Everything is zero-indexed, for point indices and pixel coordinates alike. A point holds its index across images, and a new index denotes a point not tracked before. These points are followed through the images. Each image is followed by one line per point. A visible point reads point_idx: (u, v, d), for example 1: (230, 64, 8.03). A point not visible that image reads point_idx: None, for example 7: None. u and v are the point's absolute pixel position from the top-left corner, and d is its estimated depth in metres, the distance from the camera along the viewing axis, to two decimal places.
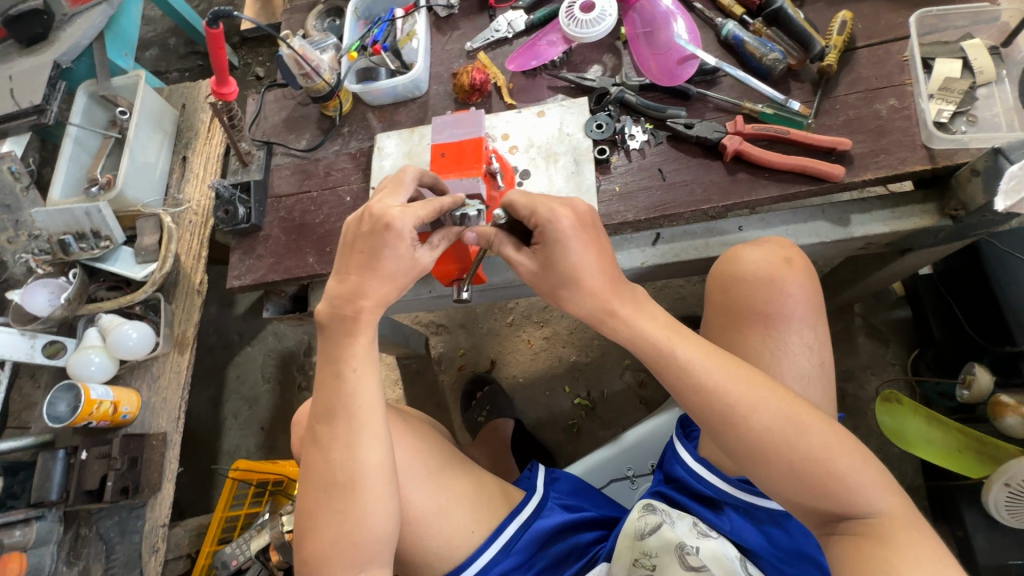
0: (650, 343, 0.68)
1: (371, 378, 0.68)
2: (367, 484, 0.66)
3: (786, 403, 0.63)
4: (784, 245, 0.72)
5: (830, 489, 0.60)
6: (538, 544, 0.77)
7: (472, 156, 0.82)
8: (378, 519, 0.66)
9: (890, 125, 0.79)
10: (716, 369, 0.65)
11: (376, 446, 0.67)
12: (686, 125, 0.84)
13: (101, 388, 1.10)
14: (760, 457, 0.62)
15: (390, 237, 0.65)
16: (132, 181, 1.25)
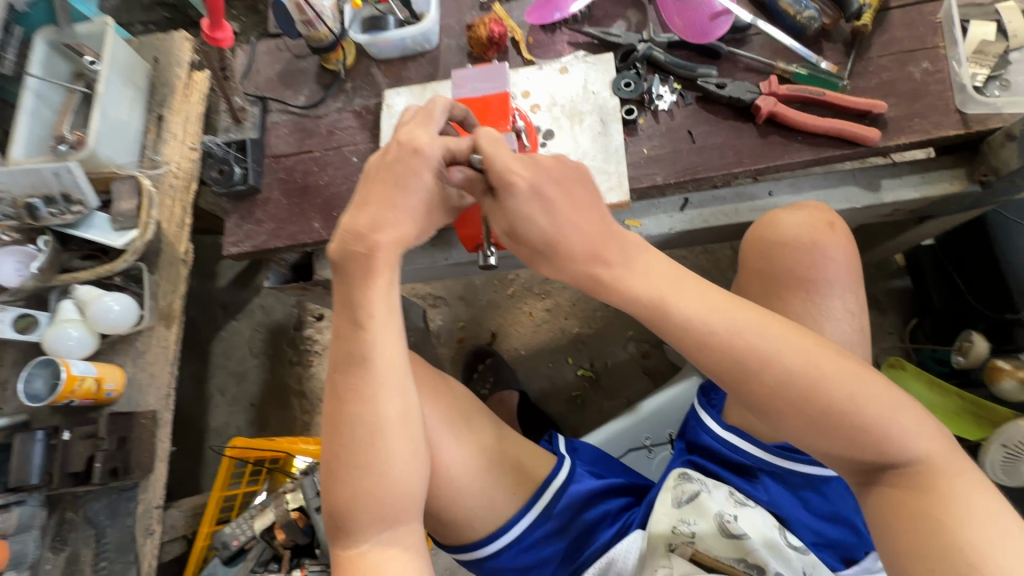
0: (646, 299, 0.62)
1: (392, 326, 0.64)
2: (394, 439, 0.62)
3: (808, 345, 0.59)
4: (824, 210, 0.71)
5: (862, 438, 0.57)
6: (573, 511, 0.75)
7: (499, 113, 0.82)
8: (398, 471, 0.62)
9: (924, 89, 0.77)
10: (725, 319, 0.60)
11: (396, 400, 0.62)
12: (717, 85, 0.81)
13: (82, 363, 1.02)
14: (781, 410, 0.58)
15: (415, 162, 0.63)
16: (105, 139, 1.14)
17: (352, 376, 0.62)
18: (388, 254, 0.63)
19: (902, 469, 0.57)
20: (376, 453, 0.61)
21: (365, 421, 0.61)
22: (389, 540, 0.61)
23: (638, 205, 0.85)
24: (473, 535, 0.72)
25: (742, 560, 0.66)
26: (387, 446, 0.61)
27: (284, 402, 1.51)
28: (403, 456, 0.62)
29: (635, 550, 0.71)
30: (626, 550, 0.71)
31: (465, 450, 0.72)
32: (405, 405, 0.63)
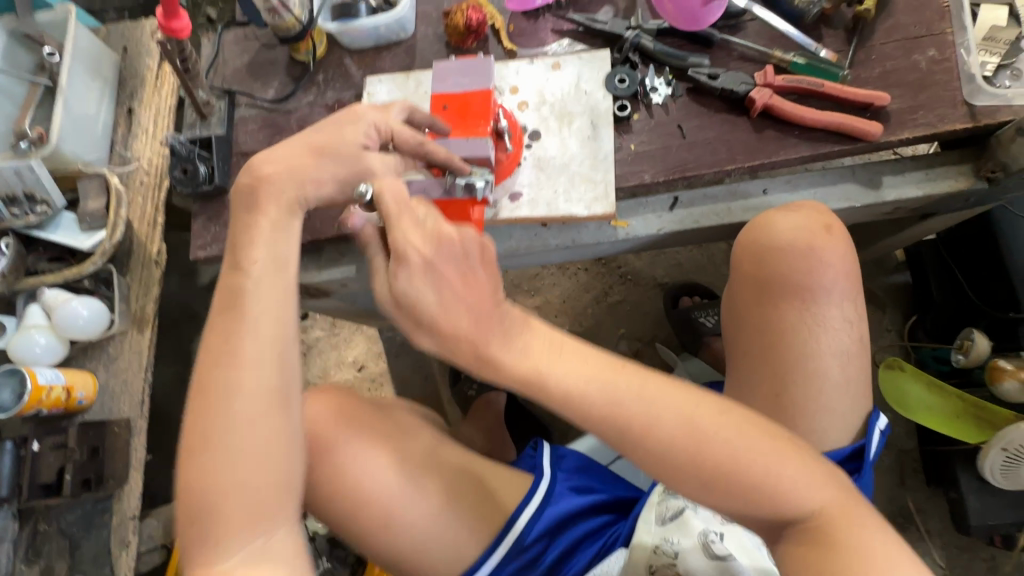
0: (526, 377, 0.56)
1: (261, 344, 0.58)
2: (244, 464, 0.57)
3: (693, 408, 0.56)
4: (822, 211, 0.67)
5: (757, 497, 0.55)
6: (553, 531, 0.72)
7: (479, 112, 0.72)
8: (240, 502, 0.56)
9: (930, 79, 0.72)
10: (606, 394, 0.56)
11: (252, 429, 0.57)
12: (709, 76, 0.76)
13: (49, 372, 0.98)
14: (675, 476, 0.56)
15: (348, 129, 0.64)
16: (70, 135, 1.09)
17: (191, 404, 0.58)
18: (276, 186, 0.61)
19: (803, 517, 0.56)
20: (218, 476, 0.56)
21: (207, 449, 0.56)
22: (259, 552, 0.56)
23: (626, 204, 0.80)
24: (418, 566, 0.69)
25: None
26: (230, 473, 0.56)
27: None
28: (245, 482, 0.56)
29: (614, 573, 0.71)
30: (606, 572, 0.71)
31: (371, 476, 0.67)
32: (269, 430, 0.58)
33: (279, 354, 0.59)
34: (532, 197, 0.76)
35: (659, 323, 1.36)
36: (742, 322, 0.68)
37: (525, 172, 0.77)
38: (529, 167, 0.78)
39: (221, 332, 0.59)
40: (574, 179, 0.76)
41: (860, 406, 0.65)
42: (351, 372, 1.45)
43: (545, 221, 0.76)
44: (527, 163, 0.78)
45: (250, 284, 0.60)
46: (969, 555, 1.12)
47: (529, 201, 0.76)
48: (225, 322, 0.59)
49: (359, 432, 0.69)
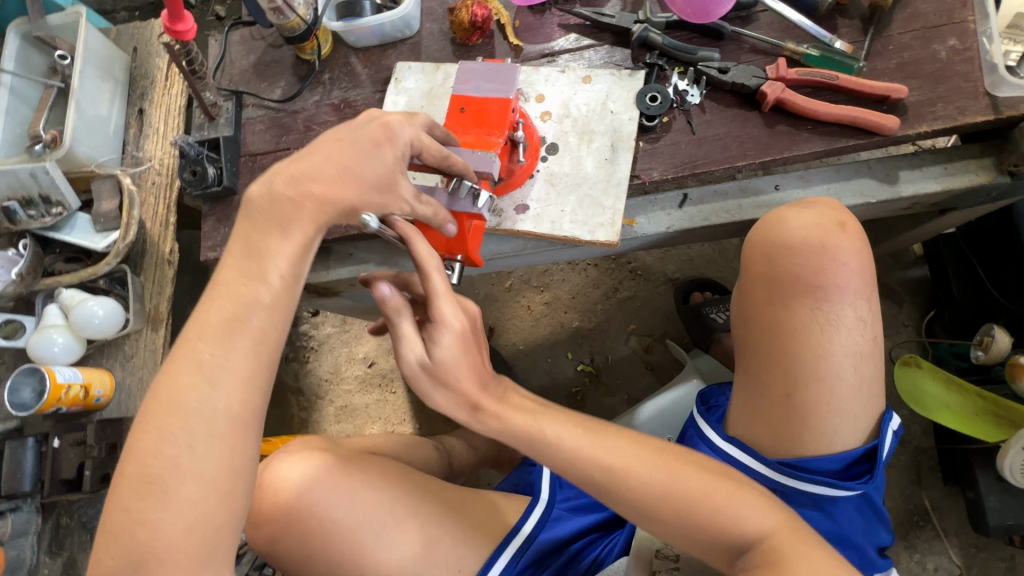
0: (522, 427, 0.62)
1: (242, 366, 0.53)
2: (187, 493, 0.51)
3: (659, 456, 0.62)
4: (835, 207, 0.65)
5: (720, 523, 0.59)
6: (545, 555, 0.74)
7: (496, 120, 0.71)
8: (176, 537, 0.50)
9: (949, 70, 0.70)
10: (582, 445, 0.62)
11: (215, 458, 0.52)
12: (720, 70, 0.74)
13: (68, 370, 1.00)
14: (650, 511, 0.60)
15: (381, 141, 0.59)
16: (83, 137, 1.10)
17: (149, 411, 0.52)
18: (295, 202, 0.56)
19: (753, 551, 0.58)
20: (158, 502, 0.50)
21: (157, 470, 0.50)
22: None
23: (633, 202, 0.79)
24: None
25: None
26: (173, 500, 0.50)
27: (282, 400, 1.46)
28: (185, 515, 0.51)
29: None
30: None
31: (345, 519, 0.68)
32: (230, 461, 0.52)
33: (262, 382, 0.54)
34: (538, 212, 0.76)
35: (669, 319, 1.35)
36: (752, 323, 0.66)
37: (536, 185, 0.77)
38: (540, 182, 0.77)
39: (206, 346, 0.53)
40: (583, 201, 0.75)
41: (872, 409, 0.64)
42: (361, 368, 1.46)
43: (549, 238, 0.76)
44: (539, 176, 0.77)
45: (265, 300, 0.54)
46: (987, 554, 1.10)
47: (534, 215, 0.76)
48: (211, 333, 0.53)
49: (333, 478, 0.70)
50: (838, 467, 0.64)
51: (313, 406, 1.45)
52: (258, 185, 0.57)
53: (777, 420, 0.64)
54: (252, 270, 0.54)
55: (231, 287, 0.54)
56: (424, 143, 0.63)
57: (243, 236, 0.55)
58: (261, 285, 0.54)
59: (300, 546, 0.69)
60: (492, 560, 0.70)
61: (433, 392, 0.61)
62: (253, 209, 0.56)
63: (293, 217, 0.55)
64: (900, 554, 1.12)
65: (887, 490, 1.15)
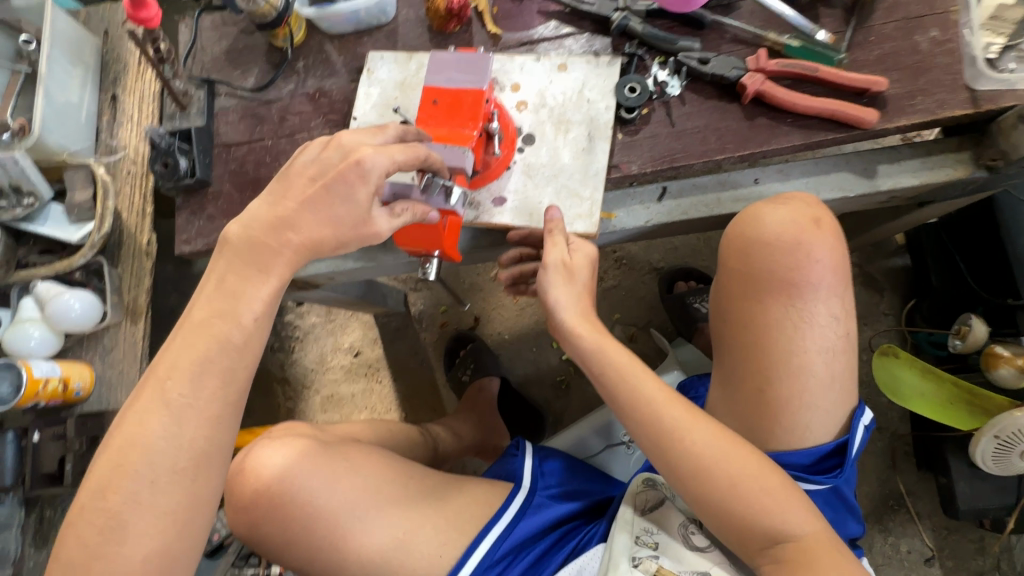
0: (612, 357, 0.69)
1: (210, 404, 0.56)
2: (147, 527, 0.54)
3: (725, 440, 0.63)
4: (812, 204, 0.64)
5: (761, 507, 0.60)
6: (524, 544, 0.73)
7: (468, 113, 0.69)
8: (134, 563, 0.53)
9: (930, 62, 0.69)
10: (660, 405, 0.66)
11: (180, 490, 0.55)
12: (700, 60, 0.73)
13: (45, 365, 0.99)
14: (703, 474, 0.62)
15: (353, 175, 0.58)
16: (53, 125, 1.06)
17: (113, 445, 0.55)
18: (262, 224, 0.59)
19: (782, 546, 0.60)
20: (118, 531, 0.53)
21: (119, 505, 0.53)
22: None
23: (612, 195, 0.78)
24: None
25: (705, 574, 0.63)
26: (133, 530, 0.53)
27: (267, 390, 1.46)
28: (146, 543, 0.54)
29: (591, 570, 0.69)
30: (580, 569, 0.70)
31: (326, 507, 0.68)
32: (194, 493, 0.56)
33: (228, 417, 0.57)
34: (516, 205, 0.75)
35: (654, 308, 1.35)
36: (727, 319, 0.66)
37: (513, 177, 0.76)
38: (517, 173, 0.76)
39: (177, 385, 0.55)
40: (561, 191, 0.74)
41: (844, 403, 0.64)
42: (347, 358, 1.46)
43: (526, 230, 0.75)
44: (516, 168, 0.76)
45: (236, 341, 0.57)
46: (958, 536, 1.13)
47: (512, 208, 0.75)
48: (180, 372, 0.55)
49: (316, 462, 0.70)
50: (810, 461, 0.65)
51: (300, 395, 1.45)
52: (238, 222, 0.60)
53: (754, 413, 0.65)
54: (228, 309, 0.57)
55: (204, 324, 0.57)
56: (399, 160, 0.60)
57: (218, 276, 0.58)
58: (234, 326, 0.57)
59: (279, 531, 0.69)
60: (470, 549, 0.70)
61: (554, 292, 0.72)
62: (230, 249, 0.59)
63: (272, 261, 0.59)
64: (874, 537, 1.15)
65: (863, 475, 1.17)
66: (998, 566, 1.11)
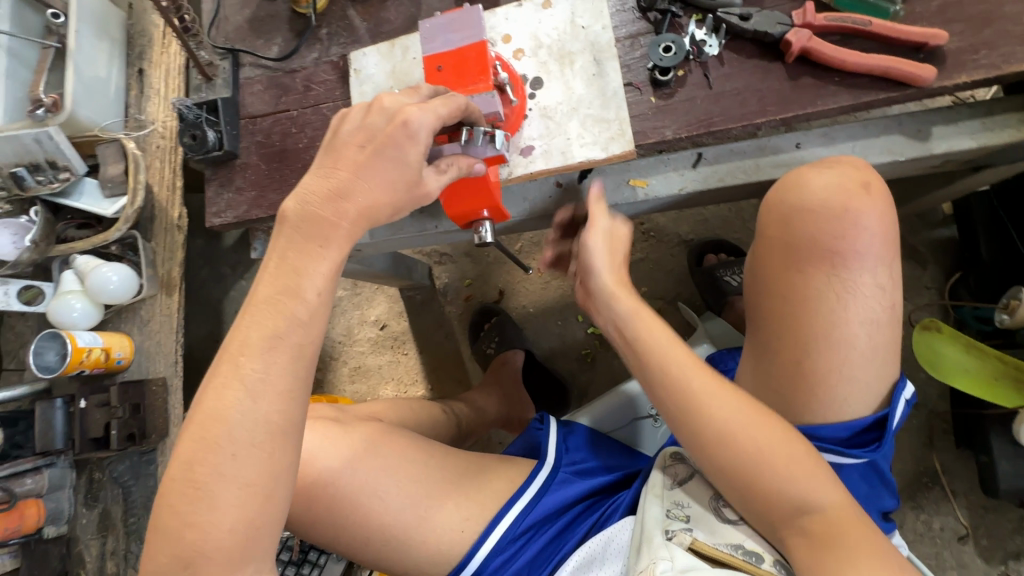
0: (642, 321, 0.68)
1: (283, 377, 0.51)
2: (234, 502, 0.49)
3: (753, 410, 0.62)
4: (860, 168, 0.61)
5: (783, 480, 0.59)
6: (549, 517, 0.74)
7: (476, 69, 0.65)
8: (220, 538, 0.49)
9: (997, 12, 0.64)
10: (691, 371, 0.65)
11: (261, 465, 0.50)
12: (741, 16, 0.68)
13: (88, 335, 1.02)
14: (722, 443, 0.61)
15: (401, 135, 0.53)
16: (84, 100, 1.08)
17: (193, 417, 0.50)
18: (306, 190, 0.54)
19: (807, 518, 0.59)
20: (204, 504, 0.48)
21: (203, 481, 0.48)
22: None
23: (644, 162, 0.76)
24: (389, 564, 0.70)
25: (739, 547, 0.62)
26: (217, 505, 0.49)
27: None
28: (231, 516, 0.49)
29: (621, 540, 0.67)
30: (608, 540, 0.68)
31: (349, 483, 0.68)
32: (274, 466, 0.50)
33: (302, 393, 0.52)
34: (544, 149, 0.72)
35: (682, 281, 1.32)
36: (764, 290, 0.63)
37: (533, 124, 0.73)
38: (535, 119, 0.73)
39: (250, 360, 0.50)
40: (586, 122, 0.72)
41: (885, 378, 0.62)
42: (374, 331, 1.48)
43: (563, 171, 0.73)
44: (532, 114, 0.73)
45: (302, 316, 0.51)
46: (996, 515, 1.10)
47: (542, 153, 0.72)
48: (253, 348, 0.50)
49: (338, 439, 0.71)
50: (846, 435, 0.63)
51: (328, 366, 1.48)
52: (290, 198, 0.53)
53: (791, 386, 0.63)
54: (293, 281, 0.51)
55: (274, 296, 0.51)
56: (444, 116, 0.54)
57: (278, 255, 0.52)
58: (298, 302, 0.51)
59: (304, 509, 0.68)
60: (496, 520, 0.71)
61: (598, 258, 0.71)
62: (288, 228, 0.52)
63: (332, 234, 0.52)
64: (906, 513, 1.13)
65: (897, 452, 1.15)
66: None
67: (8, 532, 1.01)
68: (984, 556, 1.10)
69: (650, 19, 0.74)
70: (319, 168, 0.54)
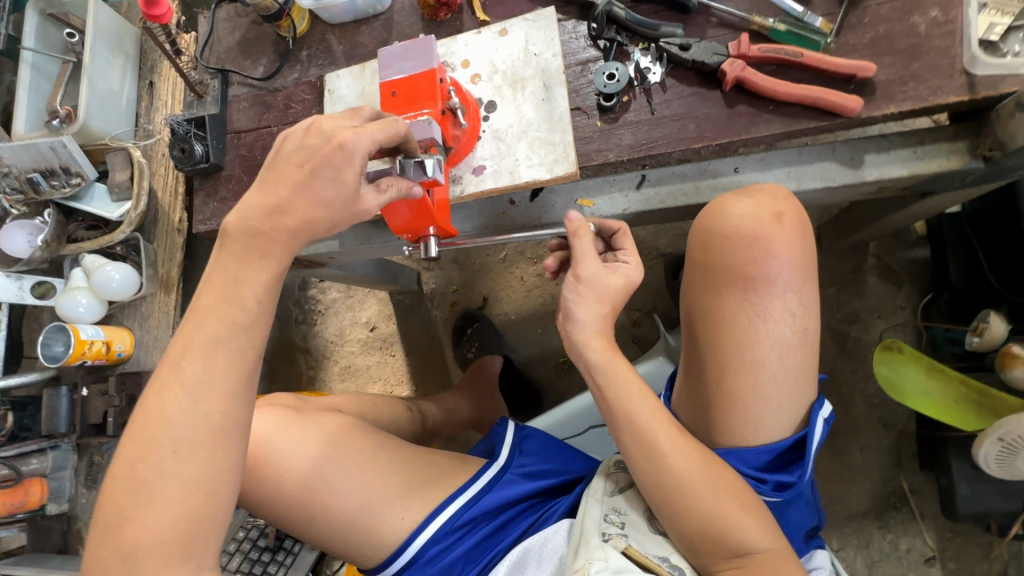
0: (624, 382, 0.67)
1: (223, 380, 0.56)
2: (171, 493, 0.54)
3: (704, 456, 0.64)
4: (778, 197, 0.64)
5: (728, 530, 0.62)
6: (489, 513, 0.78)
7: (428, 93, 0.70)
8: (162, 530, 0.54)
9: (926, 45, 0.66)
10: (656, 420, 0.65)
11: (201, 462, 0.55)
12: (681, 46, 0.72)
13: (90, 328, 1.11)
14: (684, 498, 0.63)
15: (338, 158, 0.58)
16: (96, 111, 1.16)
17: (140, 416, 0.56)
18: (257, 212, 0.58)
19: (745, 556, 0.62)
20: (146, 499, 0.54)
21: (146, 474, 0.54)
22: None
23: (592, 182, 0.79)
24: (341, 549, 0.76)
25: (666, 559, 0.66)
26: (157, 499, 0.54)
27: (292, 359, 1.56)
28: (172, 510, 0.54)
29: (557, 542, 0.72)
30: (544, 540, 0.73)
31: (297, 472, 0.73)
32: (212, 467, 0.56)
33: (243, 391, 0.58)
34: (495, 168, 0.77)
35: (660, 293, 1.34)
36: (691, 310, 0.67)
37: (485, 145, 0.77)
38: (487, 141, 0.77)
39: (191, 363, 0.56)
40: (533, 144, 0.76)
41: (800, 399, 0.64)
42: (364, 332, 1.54)
43: (511, 190, 0.77)
44: (485, 137, 0.78)
45: (242, 322, 0.57)
46: (963, 539, 1.10)
47: (492, 173, 0.76)
48: (195, 353, 0.56)
49: (294, 429, 0.75)
50: (767, 458, 0.66)
51: (320, 364, 1.54)
52: (232, 217, 0.60)
53: (714, 407, 0.65)
54: (231, 294, 0.58)
55: (212, 309, 0.57)
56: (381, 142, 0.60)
57: (221, 268, 0.58)
58: (238, 308, 0.58)
59: (251, 489, 0.73)
60: (437, 512, 0.75)
61: (579, 303, 0.69)
62: (232, 253, 0.59)
63: (273, 247, 0.59)
64: (873, 533, 1.13)
65: (865, 472, 1.15)
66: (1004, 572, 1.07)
67: (13, 507, 1.07)
68: None
69: (599, 46, 0.77)
70: (261, 184, 0.60)
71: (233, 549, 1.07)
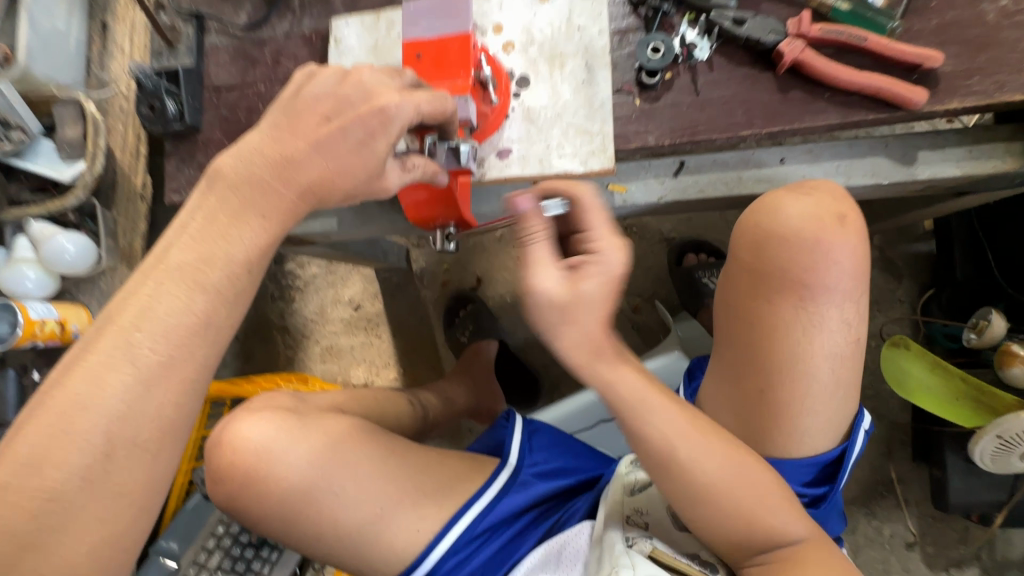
0: (628, 393, 0.59)
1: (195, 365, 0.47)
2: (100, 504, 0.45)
3: (724, 446, 0.59)
4: (837, 197, 0.60)
5: (760, 523, 0.59)
6: (504, 522, 0.74)
7: (458, 60, 0.61)
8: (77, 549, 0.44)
9: (995, 37, 0.61)
10: (686, 436, 0.59)
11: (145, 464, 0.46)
12: (734, 20, 0.65)
13: (41, 307, 0.98)
14: (706, 497, 0.59)
15: (377, 121, 0.51)
16: (40, 54, 1.00)
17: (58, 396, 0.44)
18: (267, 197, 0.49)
19: (781, 548, 0.59)
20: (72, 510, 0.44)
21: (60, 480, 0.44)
22: None
23: (626, 166, 0.73)
24: (348, 562, 0.69)
25: (696, 556, 0.66)
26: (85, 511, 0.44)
27: (267, 337, 1.46)
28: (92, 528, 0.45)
29: (577, 545, 0.70)
30: (563, 544, 0.70)
31: (302, 486, 0.65)
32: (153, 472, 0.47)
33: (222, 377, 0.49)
34: (522, 154, 0.69)
35: (661, 279, 1.31)
36: (732, 315, 0.62)
37: (514, 125, 0.69)
38: (517, 120, 0.69)
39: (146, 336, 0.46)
40: (568, 131, 0.68)
41: (845, 410, 0.62)
42: (348, 311, 1.45)
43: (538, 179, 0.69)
44: (515, 115, 0.69)
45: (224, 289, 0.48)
46: (942, 525, 1.14)
47: (519, 157, 0.69)
48: (153, 322, 0.46)
49: (298, 437, 0.67)
50: (810, 472, 0.64)
51: (300, 344, 1.45)
52: (230, 155, 0.50)
53: (758, 415, 0.62)
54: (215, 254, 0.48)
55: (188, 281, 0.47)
56: (425, 112, 0.53)
57: (208, 213, 0.48)
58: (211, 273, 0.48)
59: (253, 503, 0.66)
60: (452, 523, 0.69)
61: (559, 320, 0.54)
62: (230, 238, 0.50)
63: (273, 205, 0.50)
64: (859, 520, 1.16)
65: None
66: (977, 555, 1.13)
67: None
68: (928, 563, 1.14)
69: (640, 15, 0.70)
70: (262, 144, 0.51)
71: (212, 546, 0.99)
